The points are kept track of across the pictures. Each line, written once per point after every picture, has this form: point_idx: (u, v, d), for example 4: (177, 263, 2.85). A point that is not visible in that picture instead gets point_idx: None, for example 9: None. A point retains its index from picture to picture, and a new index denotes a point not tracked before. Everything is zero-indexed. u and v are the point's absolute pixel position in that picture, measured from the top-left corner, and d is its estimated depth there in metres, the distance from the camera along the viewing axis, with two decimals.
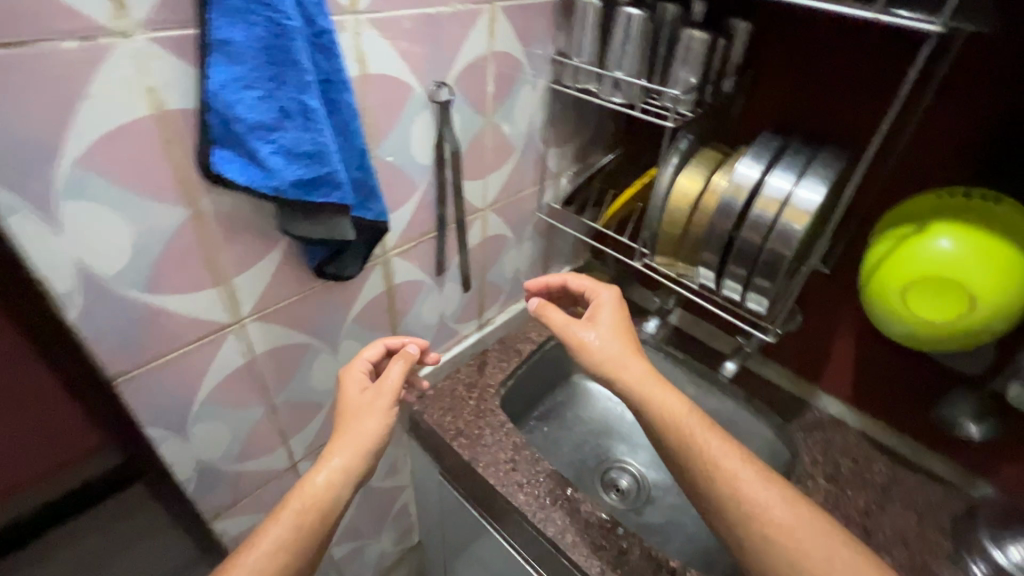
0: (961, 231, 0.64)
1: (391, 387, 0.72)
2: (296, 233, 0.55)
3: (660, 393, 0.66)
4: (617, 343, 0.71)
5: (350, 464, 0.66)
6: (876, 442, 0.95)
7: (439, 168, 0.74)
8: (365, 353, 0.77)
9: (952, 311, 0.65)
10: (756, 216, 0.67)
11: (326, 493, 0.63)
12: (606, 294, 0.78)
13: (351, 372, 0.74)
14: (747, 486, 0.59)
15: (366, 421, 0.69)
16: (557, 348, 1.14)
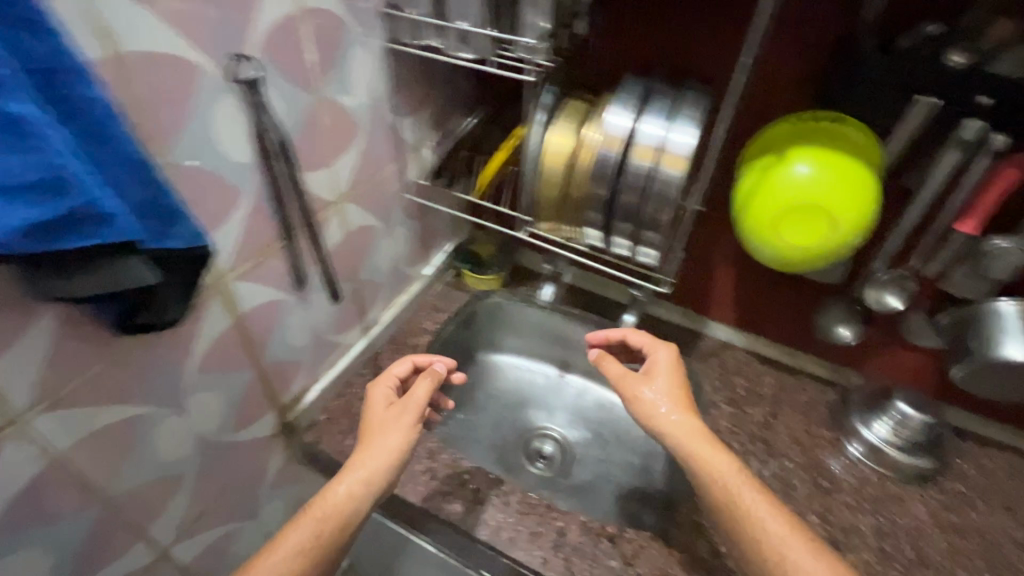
0: (816, 155, 0.66)
1: (415, 402, 0.72)
2: (65, 295, 0.41)
3: (707, 453, 0.65)
4: (675, 409, 0.69)
5: (372, 477, 0.65)
6: (761, 356, 1.03)
7: (265, 163, 0.60)
8: (394, 368, 0.78)
9: (818, 233, 0.68)
10: (635, 168, 0.63)
11: (348, 504, 0.64)
12: (665, 354, 0.76)
13: (379, 387, 0.75)
14: (796, 556, 0.58)
15: (387, 436, 0.68)
16: (456, 332, 1.07)
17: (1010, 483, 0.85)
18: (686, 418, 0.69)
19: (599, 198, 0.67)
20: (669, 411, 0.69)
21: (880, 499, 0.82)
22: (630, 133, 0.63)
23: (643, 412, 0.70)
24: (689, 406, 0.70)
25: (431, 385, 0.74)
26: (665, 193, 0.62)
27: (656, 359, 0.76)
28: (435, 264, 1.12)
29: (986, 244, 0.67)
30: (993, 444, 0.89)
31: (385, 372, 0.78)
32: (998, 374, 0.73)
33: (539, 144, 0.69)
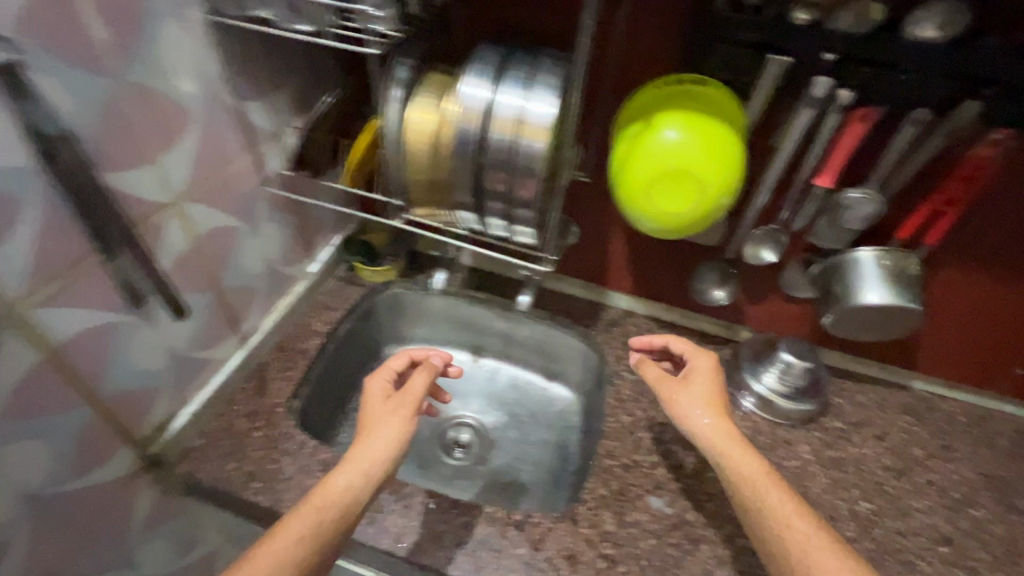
0: (683, 119, 0.65)
1: (413, 395, 0.72)
2: None
3: (733, 450, 0.67)
4: (714, 416, 0.71)
5: (372, 465, 0.64)
6: (661, 321, 1.05)
7: (48, 166, 0.51)
8: (391, 363, 0.79)
9: (691, 198, 0.67)
10: (496, 143, 0.59)
11: (347, 492, 0.61)
12: (704, 363, 0.76)
13: (377, 380, 0.77)
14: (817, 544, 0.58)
15: (380, 429, 0.67)
16: (354, 330, 1.01)
17: (879, 414, 0.93)
18: (724, 425, 0.70)
19: (465, 179, 0.62)
20: (702, 414, 0.71)
21: (770, 445, 0.87)
22: (486, 106, 0.58)
23: (678, 414, 0.73)
24: (724, 410, 0.72)
25: (432, 375, 0.76)
26: (531, 169, 0.59)
27: (695, 364, 0.77)
28: (321, 260, 1.04)
29: (840, 197, 0.70)
30: (865, 381, 0.97)
31: (382, 367, 0.79)
32: (862, 318, 0.78)
33: (398, 123, 0.64)
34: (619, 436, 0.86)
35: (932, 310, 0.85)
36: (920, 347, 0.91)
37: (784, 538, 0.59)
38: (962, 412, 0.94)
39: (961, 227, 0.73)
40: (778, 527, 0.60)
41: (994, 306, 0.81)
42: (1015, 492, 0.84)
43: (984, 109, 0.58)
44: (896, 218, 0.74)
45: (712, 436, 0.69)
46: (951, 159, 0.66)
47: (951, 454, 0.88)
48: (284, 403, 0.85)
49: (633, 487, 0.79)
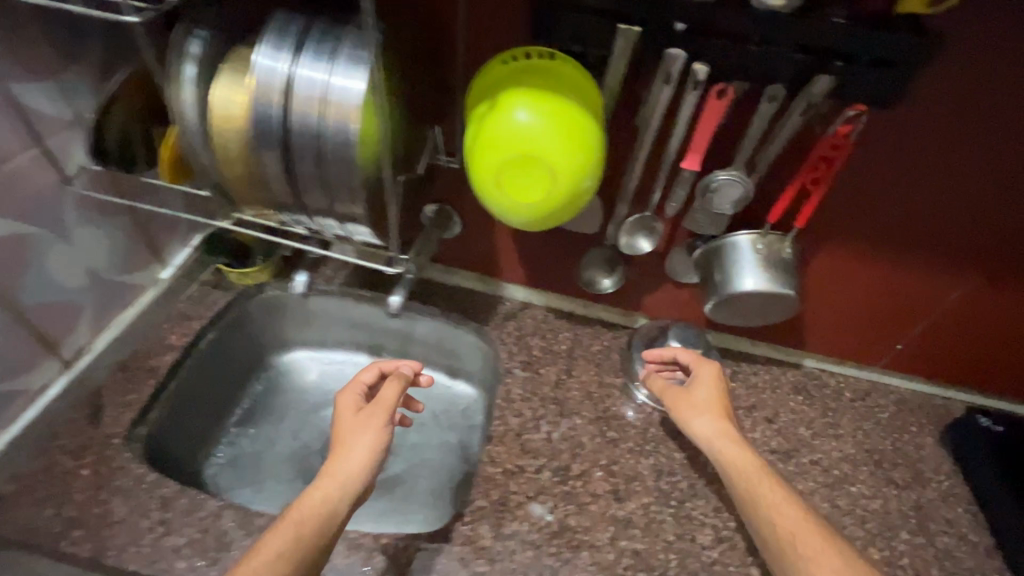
0: (531, 97, 0.58)
1: (383, 407, 0.72)
2: None
3: (729, 450, 0.69)
4: (719, 419, 0.73)
5: (348, 476, 0.66)
6: (559, 311, 0.99)
7: None
8: (360, 376, 0.79)
9: (545, 185, 0.60)
10: (301, 127, 0.50)
11: (325, 502, 0.63)
12: (709, 369, 0.78)
13: (348, 394, 0.76)
14: (800, 533, 0.61)
15: (356, 444, 0.68)
16: (222, 338, 0.92)
17: (771, 396, 0.92)
18: (727, 428, 0.72)
19: (277, 171, 0.53)
20: (701, 416, 0.74)
21: (661, 436, 0.84)
22: (285, 82, 0.50)
23: (683, 418, 0.75)
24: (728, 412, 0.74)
25: (399, 386, 0.76)
26: (347, 157, 0.51)
27: (698, 373, 0.78)
28: (176, 265, 0.92)
29: (709, 179, 0.66)
30: (759, 362, 0.96)
31: (351, 381, 0.78)
32: (741, 304, 0.75)
33: (197, 105, 0.54)
34: (504, 441, 0.81)
35: (812, 287, 0.82)
36: (807, 325, 0.90)
37: (770, 528, 0.63)
38: (849, 387, 0.94)
39: (830, 202, 0.70)
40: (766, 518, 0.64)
41: (870, 280, 0.80)
42: (893, 465, 0.85)
43: (834, 83, 0.55)
44: (767, 198, 0.71)
45: (711, 437, 0.71)
46: (812, 136, 0.63)
47: (836, 432, 0.88)
48: (122, 434, 0.75)
49: (513, 496, 0.75)
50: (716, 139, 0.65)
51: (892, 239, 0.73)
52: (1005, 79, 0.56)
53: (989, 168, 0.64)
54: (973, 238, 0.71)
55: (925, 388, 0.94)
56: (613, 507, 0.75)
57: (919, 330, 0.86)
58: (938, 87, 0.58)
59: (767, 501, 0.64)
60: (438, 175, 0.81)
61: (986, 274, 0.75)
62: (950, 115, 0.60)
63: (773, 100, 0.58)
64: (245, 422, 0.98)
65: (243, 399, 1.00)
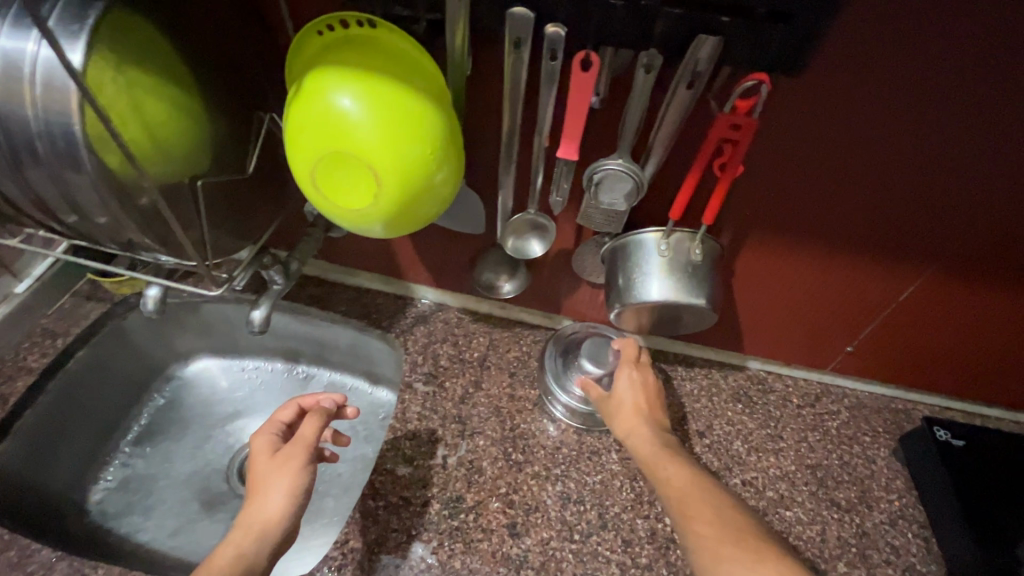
0: (347, 78, 0.47)
1: (301, 444, 0.63)
2: None
3: (643, 449, 0.63)
4: (636, 419, 0.67)
5: (265, 526, 0.57)
6: (476, 313, 0.89)
7: None
8: (276, 415, 0.69)
9: (371, 191, 0.49)
10: (11, 121, 0.40)
11: (238, 563, 0.54)
12: (627, 368, 0.71)
13: (260, 436, 0.66)
14: (700, 518, 0.53)
15: (270, 492, 0.59)
16: (102, 356, 0.84)
17: (706, 406, 0.81)
18: (646, 431, 0.65)
19: (14, 182, 0.44)
20: (628, 421, 0.67)
21: (573, 458, 0.75)
22: None
23: (615, 432, 0.68)
24: (645, 411, 0.68)
25: (320, 420, 0.66)
26: (77, 162, 0.41)
27: (620, 380, 0.71)
28: (36, 276, 0.83)
29: (592, 168, 0.54)
30: (698, 365, 0.85)
31: (267, 420, 0.69)
32: (645, 313, 0.64)
33: None
34: (391, 470, 0.72)
35: (743, 286, 0.72)
36: (744, 326, 0.79)
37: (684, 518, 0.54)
38: (797, 392, 0.84)
39: (743, 190, 0.59)
40: (683, 508, 0.55)
41: (804, 280, 0.69)
42: (837, 484, 0.75)
43: (720, 45, 0.44)
44: (671, 189, 0.59)
45: (628, 437, 0.66)
46: (710, 113, 0.51)
47: (776, 446, 0.78)
48: None
49: (392, 535, 0.67)
50: (596, 121, 0.53)
51: (822, 233, 0.62)
52: (931, 36, 0.44)
53: (928, 146, 0.52)
54: (919, 227, 0.60)
55: (884, 391, 0.83)
56: (506, 544, 0.67)
57: (868, 331, 0.75)
58: (848, 50, 0.46)
59: (680, 491, 0.57)
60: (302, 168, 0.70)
61: (938, 269, 0.64)
62: (870, 83, 0.48)
63: (649, 70, 0.45)
64: (141, 440, 0.89)
65: (140, 414, 0.91)
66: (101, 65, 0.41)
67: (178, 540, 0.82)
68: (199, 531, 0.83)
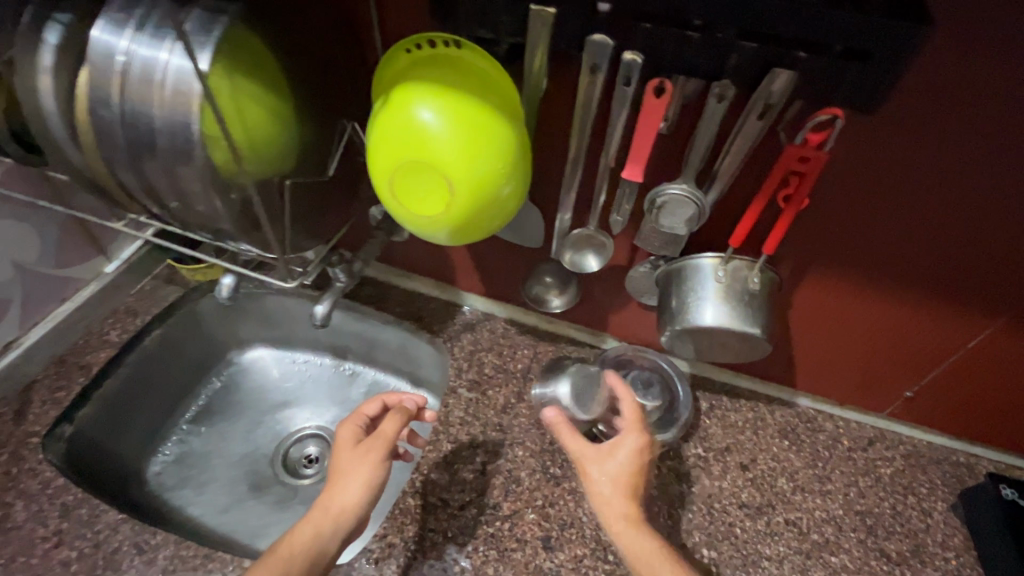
0: (431, 94, 0.50)
1: (383, 439, 0.66)
2: None
3: (630, 542, 0.60)
4: (629, 503, 0.62)
5: (340, 512, 0.61)
6: (521, 325, 0.90)
7: None
8: (362, 407, 0.71)
9: (443, 201, 0.52)
10: (140, 119, 0.45)
11: (315, 541, 0.59)
12: (631, 439, 0.64)
13: (346, 426, 0.68)
14: None
15: (351, 480, 0.63)
16: (174, 337, 0.89)
17: (749, 439, 0.79)
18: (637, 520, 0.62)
19: (131, 173, 0.49)
20: (614, 502, 0.62)
21: None
22: (124, 70, 0.44)
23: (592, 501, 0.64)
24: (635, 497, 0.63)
25: (401, 419, 0.69)
26: (192, 158, 0.46)
27: (620, 445, 0.65)
28: (124, 258, 0.90)
29: (656, 193, 0.55)
30: (744, 398, 0.83)
31: (353, 411, 0.71)
32: (698, 338, 0.63)
33: (54, 101, 0.49)
34: (430, 471, 0.74)
35: (799, 320, 0.70)
36: (795, 361, 0.77)
37: None
38: (848, 434, 0.80)
39: (805, 222, 0.59)
40: None
41: (863, 318, 0.67)
42: (888, 534, 0.72)
43: (796, 78, 0.44)
44: (731, 216, 0.59)
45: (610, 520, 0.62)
46: (777, 145, 0.51)
47: (823, 487, 0.75)
48: None
49: (430, 535, 0.69)
50: (661, 146, 0.54)
51: (891, 271, 0.61)
52: (1018, 81, 0.44)
53: (1008, 190, 0.50)
54: (992, 274, 0.57)
55: (944, 441, 0.79)
56: (539, 556, 0.68)
57: (930, 378, 0.72)
58: (929, 89, 0.46)
59: None
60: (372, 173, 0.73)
61: (1011, 319, 0.61)
62: (951, 121, 0.47)
63: (721, 100, 0.47)
64: (198, 419, 0.95)
65: (199, 395, 0.96)
66: (218, 68, 0.46)
67: (228, 518, 0.87)
68: (245, 512, 0.87)
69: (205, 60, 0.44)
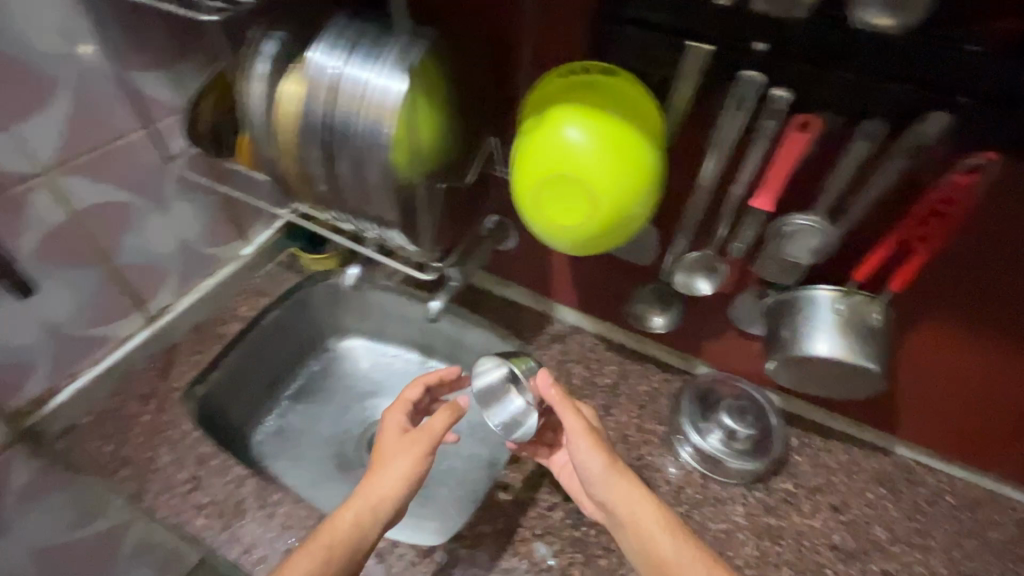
0: (585, 116, 0.54)
1: (429, 434, 0.66)
2: None
3: (635, 506, 0.63)
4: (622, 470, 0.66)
5: (380, 501, 0.62)
6: (611, 342, 0.92)
7: None
8: (406, 394, 0.75)
9: (583, 212, 0.56)
10: (342, 124, 0.52)
11: (357, 528, 0.60)
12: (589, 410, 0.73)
13: (392, 415, 0.72)
14: None
15: (394, 469, 0.64)
16: (287, 318, 0.96)
17: (843, 482, 0.77)
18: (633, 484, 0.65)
19: (321, 168, 0.56)
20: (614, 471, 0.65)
21: (697, 501, 0.75)
22: (336, 83, 0.52)
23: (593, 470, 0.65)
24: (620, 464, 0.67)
25: (452, 416, 0.67)
26: (380, 159, 0.53)
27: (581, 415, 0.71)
28: (256, 243, 0.98)
29: (783, 222, 0.58)
30: (838, 439, 0.81)
31: (397, 398, 0.75)
32: (809, 370, 0.64)
33: (263, 103, 0.57)
34: (520, 471, 0.77)
35: (908, 364, 0.69)
36: (901, 408, 0.75)
37: None
38: (952, 491, 0.77)
39: (934, 265, 0.59)
40: None
41: (985, 370, 0.65)
42: None
43: (952, 123, 0.46)
44: (854, 252, 0.60)
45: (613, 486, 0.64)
46: (916, 186, 0.53)
47: (923, 542, 0.72)
48: (181, 388, 0.83)
49: (518, 531, 0.72)
50: (794, 179, 0.57)
51: (1017, 321, 0.59)
52: None
53: None
54: None
55: None
56: (625, 567, 0.69)
57: None
58: None
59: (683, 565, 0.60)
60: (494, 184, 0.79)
61: None
62: None
63: (868, 139, 0.49)
64: (297, 396, 0.99)
65: (296, 378, 1.01)
66: (418, 81, 0.52)
67: (316, 492, 0.90)
68: (331, 491, 0.89)
69: (412, 73, 0.51)
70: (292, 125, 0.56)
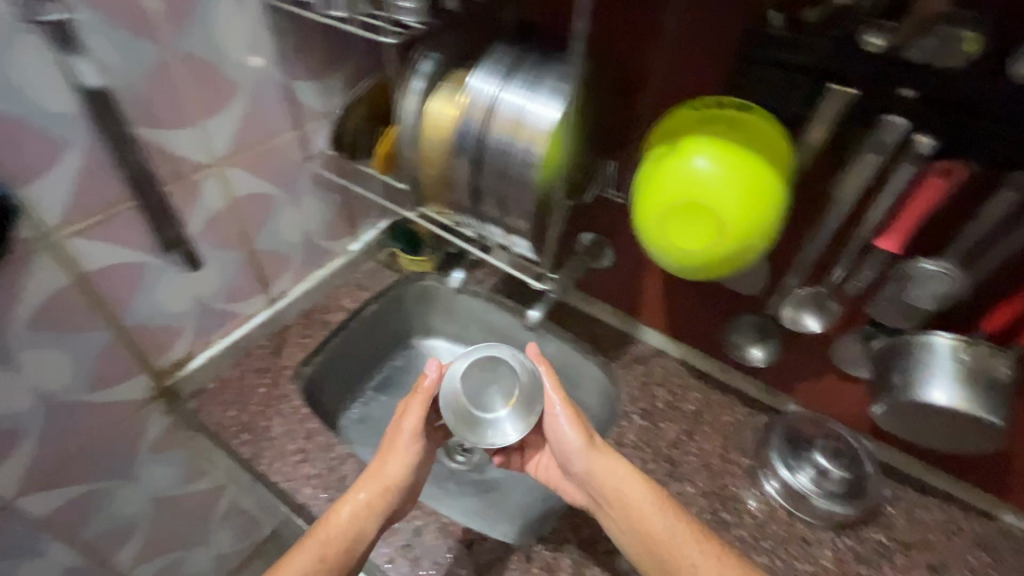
0: (717, 148, 0.56)
1: (407, 429, 0.66)
2: None
3: (614, 481, 0.65)
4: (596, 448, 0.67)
5: (375, 497, 0.64)
6: (695, 369, 0.93)
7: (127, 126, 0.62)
8: None
9: (706, 237, 0.58)
10: (496, 141, 0.58)
11: (352, 523, 0.63)
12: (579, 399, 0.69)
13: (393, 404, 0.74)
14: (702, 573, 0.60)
15: (385, 463, 0.66)
16: (382, 311, 0.99)
17: (941, 541, 0.74)
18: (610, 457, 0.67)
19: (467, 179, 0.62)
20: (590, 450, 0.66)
21: (782, 539, 0.74)
22: (494, 106, 0.58)
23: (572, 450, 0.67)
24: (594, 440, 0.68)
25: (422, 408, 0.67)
26: (527, 174, 0.57)
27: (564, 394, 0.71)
28: (364, 240, 1.06)
29: (908, 265, 0.58)
30: (935, 496, 0.78)
31: None
32: (920, 417, 0.62)
33: (417, 116, 0.63)
34: None
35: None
36: (1015, 471, 0.72)
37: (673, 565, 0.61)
38: None
39: None
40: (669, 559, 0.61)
41: None
42: None
43: None
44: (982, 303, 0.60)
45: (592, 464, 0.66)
46: None
47: None
48: (292, 367, 0.91)
49: (600, 543, 0.73)
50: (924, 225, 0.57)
51: None
52: None
53: None
54: None
55: None
56: None
57: None
58: None
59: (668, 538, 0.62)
60: (601, 206, 0.83)
61: None
62: None
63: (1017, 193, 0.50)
64: (380, 387, 1.02)
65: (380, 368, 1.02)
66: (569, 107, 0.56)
67: None
68: None
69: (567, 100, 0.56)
70: (446, 138, 0.62)
